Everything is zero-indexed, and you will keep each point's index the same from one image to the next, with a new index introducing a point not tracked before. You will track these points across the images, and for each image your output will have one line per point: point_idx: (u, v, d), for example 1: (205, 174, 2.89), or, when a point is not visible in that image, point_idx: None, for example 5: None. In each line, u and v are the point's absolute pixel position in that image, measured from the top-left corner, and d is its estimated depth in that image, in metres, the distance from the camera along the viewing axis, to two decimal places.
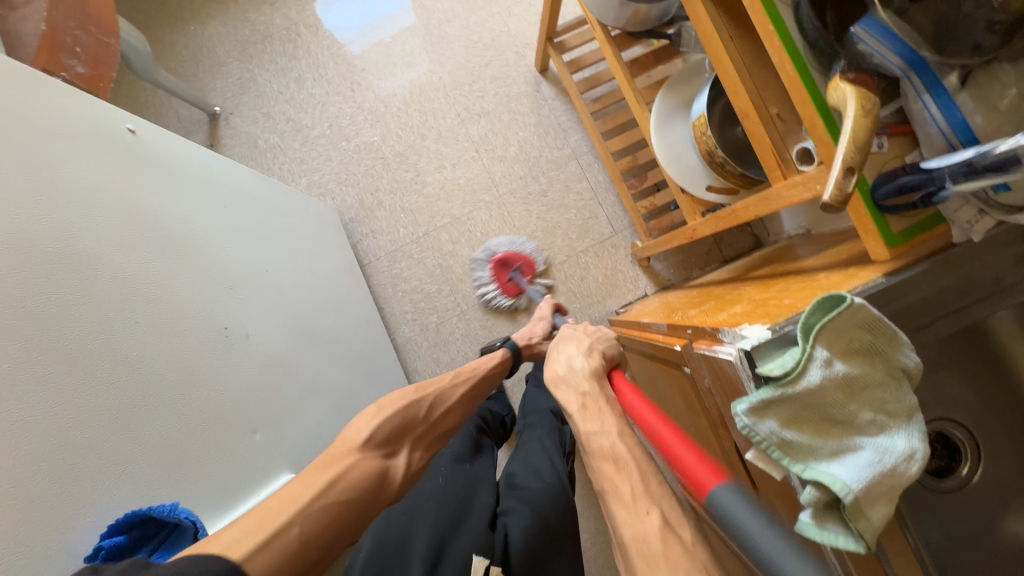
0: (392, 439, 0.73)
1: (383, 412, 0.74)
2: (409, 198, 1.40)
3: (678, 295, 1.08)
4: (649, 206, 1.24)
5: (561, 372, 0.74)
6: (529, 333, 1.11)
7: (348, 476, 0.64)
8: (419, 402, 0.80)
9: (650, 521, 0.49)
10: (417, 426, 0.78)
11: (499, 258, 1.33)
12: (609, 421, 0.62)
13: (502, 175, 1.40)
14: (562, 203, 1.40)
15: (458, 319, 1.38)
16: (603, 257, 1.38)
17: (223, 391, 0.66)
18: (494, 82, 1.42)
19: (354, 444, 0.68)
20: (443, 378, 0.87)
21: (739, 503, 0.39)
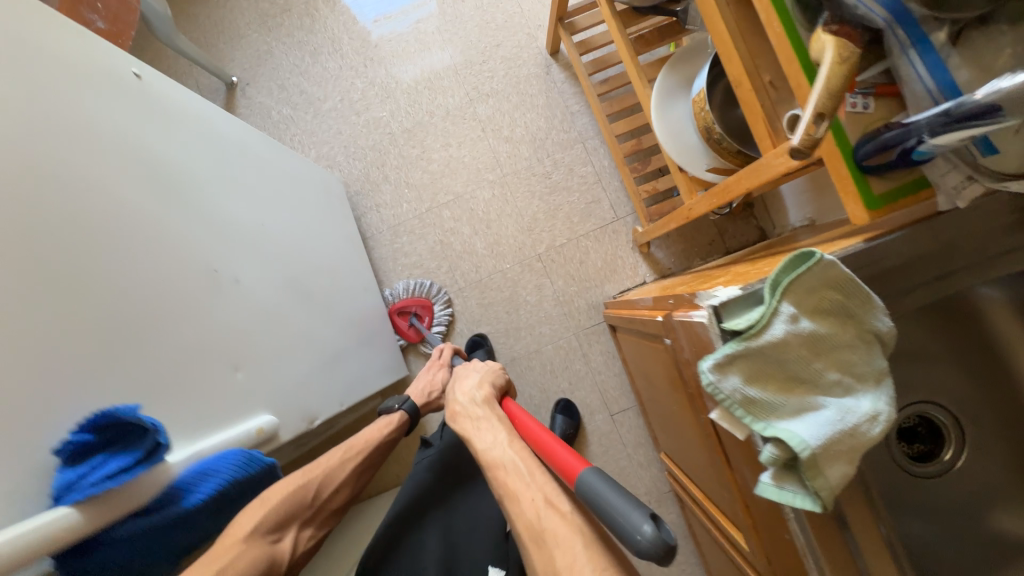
0: (281, 524, 0.73)
1: (263, 504, 0.72)
2: (415, 174, 1.42)
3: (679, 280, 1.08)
4: (651, 191, 1.23)
5: (460, 402, 0.84)
6: (427, 387, 1.03)
7: (235, 569, 0.64)
8: (306, 485, 0.78)
9: (532, 503, 0.59)
10: (307, 509, 0.77)
11: (396, 307, 1.35)
12: (496, 437, 0.72)
13: (507, 156, 1.41)
14: (565, 186, 1.40)
15: (455, 296, 1.39)
16: (603, 242, 1.38)
17: (215, 329, 0.67)
18: (504, 62, 1.43)
19: (240, 532, 0.67)
20: (332, 454, 0.86)
21: (598, 481, 0.51)
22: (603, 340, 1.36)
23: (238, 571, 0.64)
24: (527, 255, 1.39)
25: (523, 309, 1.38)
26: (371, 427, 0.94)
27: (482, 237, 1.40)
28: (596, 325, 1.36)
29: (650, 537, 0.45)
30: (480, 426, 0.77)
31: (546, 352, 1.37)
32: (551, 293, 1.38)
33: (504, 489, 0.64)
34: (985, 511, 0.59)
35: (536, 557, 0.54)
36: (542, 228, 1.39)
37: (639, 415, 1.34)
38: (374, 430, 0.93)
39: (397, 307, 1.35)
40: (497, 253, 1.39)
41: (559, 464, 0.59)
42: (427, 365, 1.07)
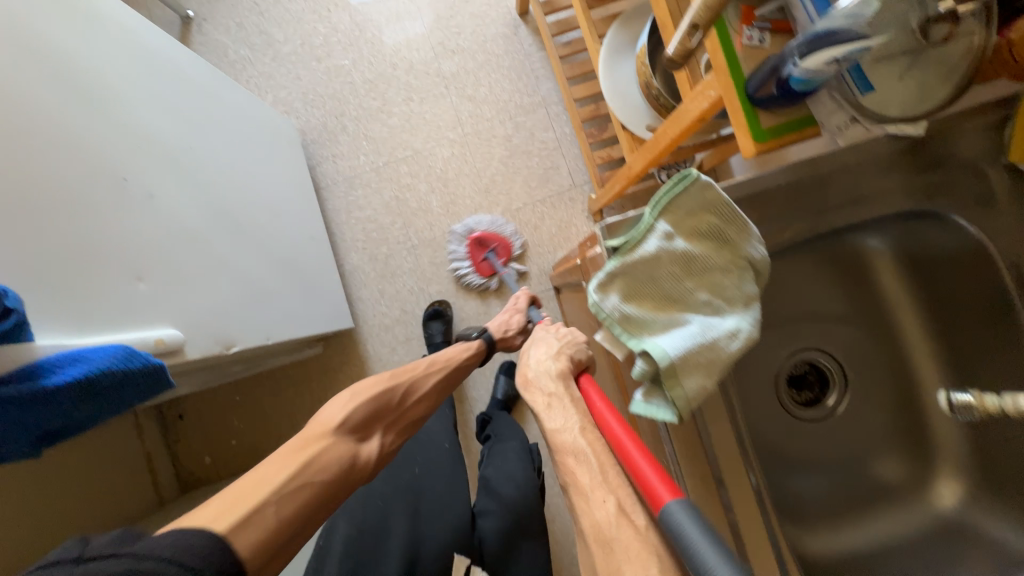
0: (365, 422, 0.75)
1: (355, 398, 0.76)
2: (374, 126, 1.40)
3: None
4: (605, 157, 1.23)
5: (532, 373, 0.72)
6: (502, 325, 1.09)
7: (322, 457, 0.65)
8: (393, 391, 0.82)
9: (605, 509, 0.48)
10: (390, 413, 0.81)
11: (476, 237, 1.33)
12: (571, 419, 0.60)
13: (469, 115, 1.39)
14: (525, 150, 1.39)
15: (408, 253, 1.39)
16: (559, 209, 1.39)
17: (137, 239, 0.66)
18: (473, 20, 1.41)
19: (330, 423, 0.70)
20: (414, 364, 0.91)
21: (685, 518, 0.37)
22: (552, 305, 1.38)
23: (324, 463, 0.65)
24: (482, 216, 1.38)
25: (475, 270, 1.38)
26: (451, 349, 0.99)
27: (439, 195, 1.39)
28: (546, 290, 1.38)
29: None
30: (558, 403, 0.64)
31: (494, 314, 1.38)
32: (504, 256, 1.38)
33: (571, 480, 0.53)
34: (860, 454, 0.62)
35: (601, 564, 0.44)
36: (499, 191, 1.39)
37: None
38: (456, 350, 1.00)
39: (478, 238, 1.34)
40: (452, 212, 1.39)
41: (639, 481, 0.43)
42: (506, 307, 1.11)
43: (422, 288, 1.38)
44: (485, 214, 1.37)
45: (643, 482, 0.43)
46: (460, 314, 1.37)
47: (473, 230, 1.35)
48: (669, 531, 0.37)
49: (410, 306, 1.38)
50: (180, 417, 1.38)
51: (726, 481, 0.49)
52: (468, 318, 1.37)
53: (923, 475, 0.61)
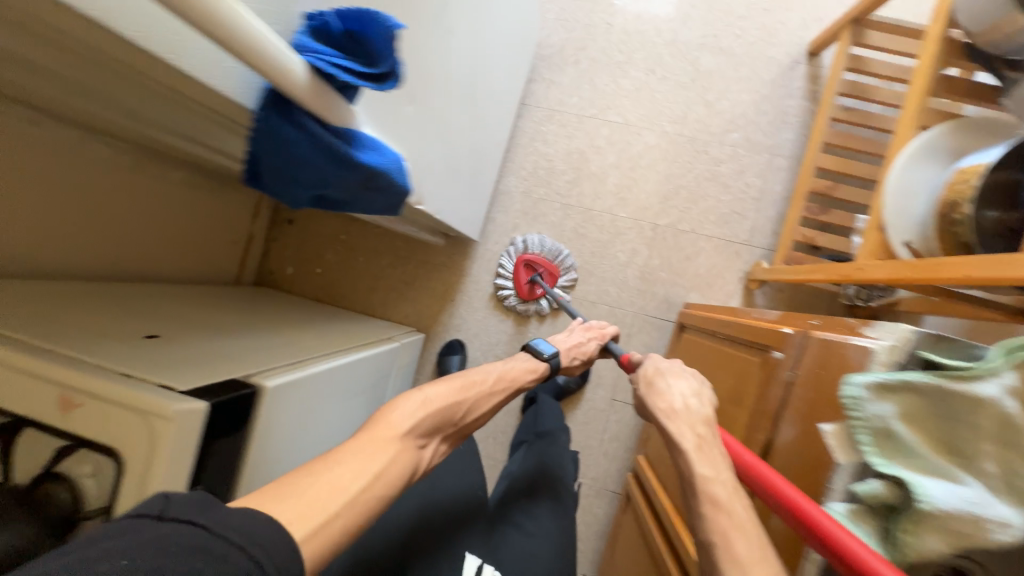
0: (429, 431, 0.65)
1: (423, 404, 0.65)
2: (604, 77, 1.33)
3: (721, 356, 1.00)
4: (807, 238, 1.14)
5: (677, 404, 0.66)
6: (575, 349, 0.97)
7: (392, 467, 0.56)
8: (455, 404, 0.70)
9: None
10: (449, 427, 0.68)
11: (526, 257, 1.30)
12: (722, 472, 0.57)
13: (696, 119, 1.31)
14: (725, 183, 1.30)
15: (560, 208, 1.35)
16: (720, 254, 1.30)
17: (425, 66, 0.64)
18: (759, 32, 1.29)
19: (398, 430, 0.60)
20: (482, 378, 0.77)
21: None
22: (653, 334, 1.32)
23: (389, 477, 0.55)
24: (646, 218, 1.32)
25: (608, 260, 1.33)
26: (516, 366, 0.85)
27: (620, 174, 1.33)
28: (658, 318, 1.32)
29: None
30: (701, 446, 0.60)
31: (597, 309, 1.33)
32: (640, 264, 1.32)
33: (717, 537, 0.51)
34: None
35: None
36: (676, 205, 1.31)
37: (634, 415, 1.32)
38: (523, 371, 0.85)
39: (524, 261, 1.31)
40: (622, 197, 1.33)
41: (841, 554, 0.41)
42: (584, 329, 1.01)
43: (553, 246, 1.34)
44: (536, 235, 1.33)
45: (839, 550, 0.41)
46: (569, 290, 1.34)
47: (524, 250, 1.31)
48: None
49: None
50: (289, 222, 1.44)
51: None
52: (574, 297, 1.34)
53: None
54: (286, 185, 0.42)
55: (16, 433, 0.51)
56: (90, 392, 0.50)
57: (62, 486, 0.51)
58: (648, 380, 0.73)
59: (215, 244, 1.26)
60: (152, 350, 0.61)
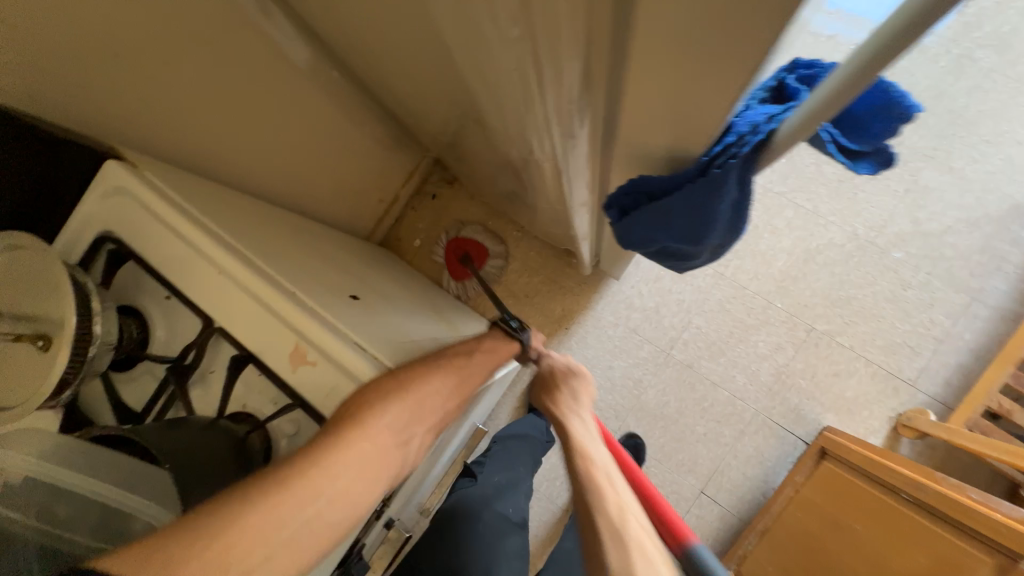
0: (410, 423, 0.48)
1: (403, 394, 0.48)
2: (806, 156, 1.23)
3: (841, 507, 0.87)
4: (1002, 408, 0.98)
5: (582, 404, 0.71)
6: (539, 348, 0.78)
7: (357, 482, 0.43)
8: (440, 397, 0.53)
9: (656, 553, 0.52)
10: (437, 417, 0.52)
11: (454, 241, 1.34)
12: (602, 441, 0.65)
13: (895, 232, 1.18)
14: (906, 310, 1.16)
15: (712, 274, 1.25)
16: (874, 383, 1.16)
17: None
18: (1001, 163, 1.15)
19: (375, 428, 0.45)
20: (460, 360, 0.59)
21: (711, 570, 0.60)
22: (768, 441, 1.19)
23: (358, 497, 0.42)
24: (803, 316, 1.20)
25: (744, 346, 1.22)
26: (490, 359, 0.64)
27: (790, 261, 1.22)
28: (781, 426, 1.19)
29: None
30: (576, 416, 0.68)
31: (716, 392, 1.23)
32: (780, 362, 1.20)
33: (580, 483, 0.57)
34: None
35: None
36: (843, 314, 1.18)
37: (719, 518, 1.20)
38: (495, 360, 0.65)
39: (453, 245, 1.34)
40: (783, 286, 1.21)
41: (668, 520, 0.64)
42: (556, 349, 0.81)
43: (690, 310, 1.25)
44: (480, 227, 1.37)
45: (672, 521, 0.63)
46: (691, 362, 1.24)
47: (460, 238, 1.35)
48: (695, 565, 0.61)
49: (664, 310, 1.26)
50: (432, 197, 1.42)
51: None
52: (693, 371, 1.24)
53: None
54: (651, 229, 0.37)
55: (241, 365, 0.49)
56: (323, 350, 0.48)
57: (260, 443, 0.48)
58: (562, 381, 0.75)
59: (366, 198, 1.26)
60: (361, 314, 0.58)
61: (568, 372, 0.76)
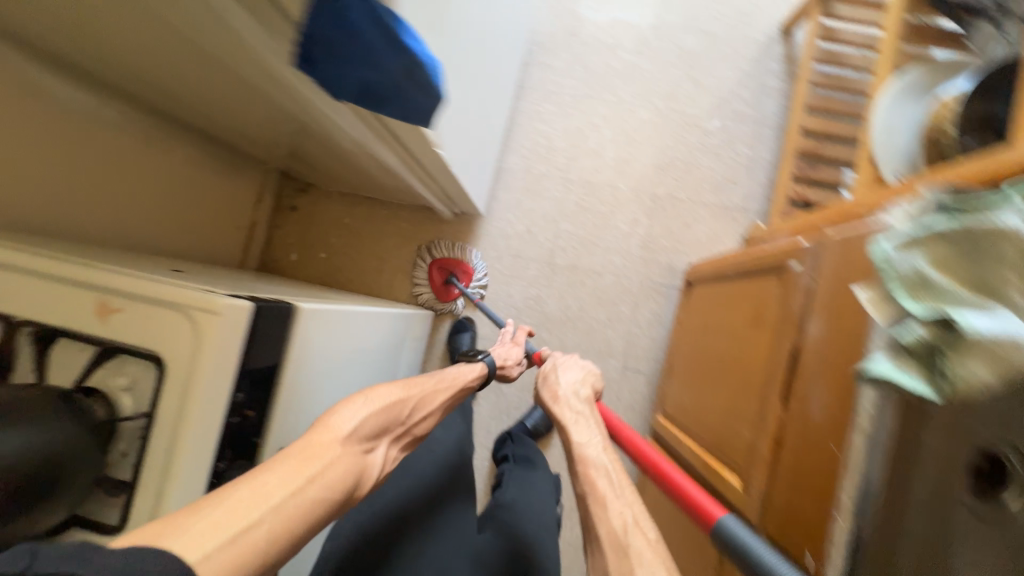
0: (377, 432, 0.63)
1: (369, 403, 0.64)
2: (595, 59, 1.40)
3: (704, 313, 1.02)
4: (799, 195, 1.18)
5: (562, 391, 0.83)
6: (504, 354, 1.03)
7: (331, 470, 0.53)
8: (403, 400, 0.70)
9: (638, 535, 0.56)
10: (398, 427, 0.67)
11: (437, 260, 1.35)
12: (598, 441, 0.71)
13: (684, 95, 1.38)
14: (716, 153, 1.37)
15: (561, 183, 1.38)
16: (716, 221, 1.35)
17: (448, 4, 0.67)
18: (736, 14, 1.39)
19: (339, 432, 0.57)
20: (431, 381, 0.79)
21: (740, 529, 0.56)
22: (659, 302, 1.34)
23: (332, 481, 0.52)
24: (645, 188, 1.37)
25: (610, 232, 1.37)
26: (456, 368, 0.88)
27: (617, 149, 1.38)
28: (663, 285, 1.34)
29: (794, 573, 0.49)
30: (569, 409, 0.79)
31: (603, 280, 1.36)
32: (642, 234, 1.36)
33: (588, 485, 0.64)
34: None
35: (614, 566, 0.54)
36: (673, 175, 1.37)
37: (646, 383, 1.33)
38: (456, 385, 0.84)
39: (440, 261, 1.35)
40: (620, 170, 1.38)
41: (694, 505, 0.62)
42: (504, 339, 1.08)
43: (556, 219, 1.38)
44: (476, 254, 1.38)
45: (697, 507, 0.62)
46: (573, 263, 1.36)
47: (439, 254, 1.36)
48: (725, 538, 0.56)
49: (535, 228, 1.38)
50: (292, 209, 1.44)
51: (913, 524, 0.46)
52: (579, 269, 1.36)
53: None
54: (339, 65, 0.45)
55: (54, 344, 0.51)
56: (123, 294, 0.50)
57: (105, 412, 0.49)
58: (544, 374, 0.89)
59: (220, 227, 1.25)
60: (184, 278, 0.62)
61: (549, 370, 0.89)
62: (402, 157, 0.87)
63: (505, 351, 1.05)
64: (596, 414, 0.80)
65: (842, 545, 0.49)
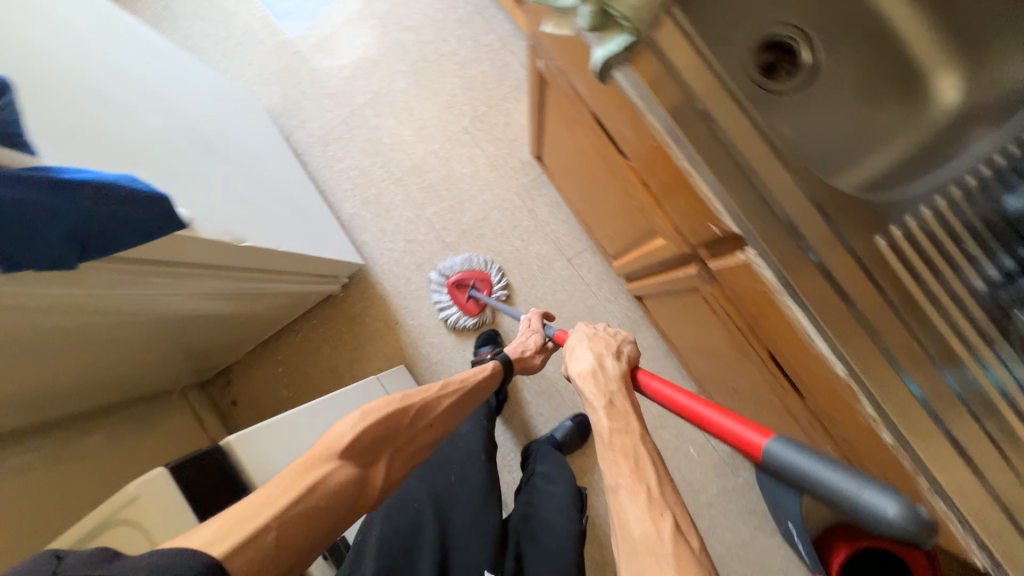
0: (371, 446, 0.69)
1: (364, 418, 0.70)
2: (331, 84, 1.47)
3: (559, 162, 1.07)
4: None
5: (585, 374, 0.70)
6: (520, 346, 1.06)
7: (335, 475, 0.63)
8: (398, 411, 0.74)
9: (662, 523, 0.50)
10: (394, 439, 0.72)
11: (453, 280, 1.34)
12: (631, 422, 0.62)
13: (413, 43, 1.45)
14: (474, 58, 1.43)
15: (395, 186, 1.43)
16: (522, 100, 1.40)
17: (130, 133, 0.70)
18: None
19: (338, 445, 0.65)
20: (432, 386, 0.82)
21: (793, 451, 0.43)
22: (544, 192, 1.38)
23: (338, 485, 0.62)
24: (453, 130, 1.42)
25: (462, 181, 1.41)
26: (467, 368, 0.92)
27: (408, 125, 1.44)
28: (534, 179, 1.39)
29: (897, 515, 0.34)
30: (585, 377, 0.69)
31: (492, 218, 1.39)
32: (484, 160, 1.41)
33: (615, 483, 0.55)
34: (852, 148, 0.66)
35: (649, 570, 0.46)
36: (462, 102, 1.42)
37: (595, 254, 1.36)
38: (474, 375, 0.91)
39: (456, 281, 1.34)
40: (424, 136, 1.43)
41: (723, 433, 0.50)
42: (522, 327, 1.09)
43: (418, 213, 1.41)
44: (458, 255, 1.38)
45: (736, 441, 0.49)
46: (460, 228, 1.40)
47: (449, 274, 1.35)
48: (773, 466, 0.44)
49: (412, 234, 1.41)
50: (234, 402, 1.43)
51: (720, 128, 0.50)
52: (470, 228, 1.40)
53: (899, 131, 0.67)
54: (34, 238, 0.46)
55: None
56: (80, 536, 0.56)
57: None
58: (568, 347, 0.77)
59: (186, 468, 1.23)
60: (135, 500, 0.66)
61: (589, 335, 0.78)
62: (233, 277, 0.89)
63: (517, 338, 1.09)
64: (623, 376, 0.69)
65: (711, 189, 0.51)
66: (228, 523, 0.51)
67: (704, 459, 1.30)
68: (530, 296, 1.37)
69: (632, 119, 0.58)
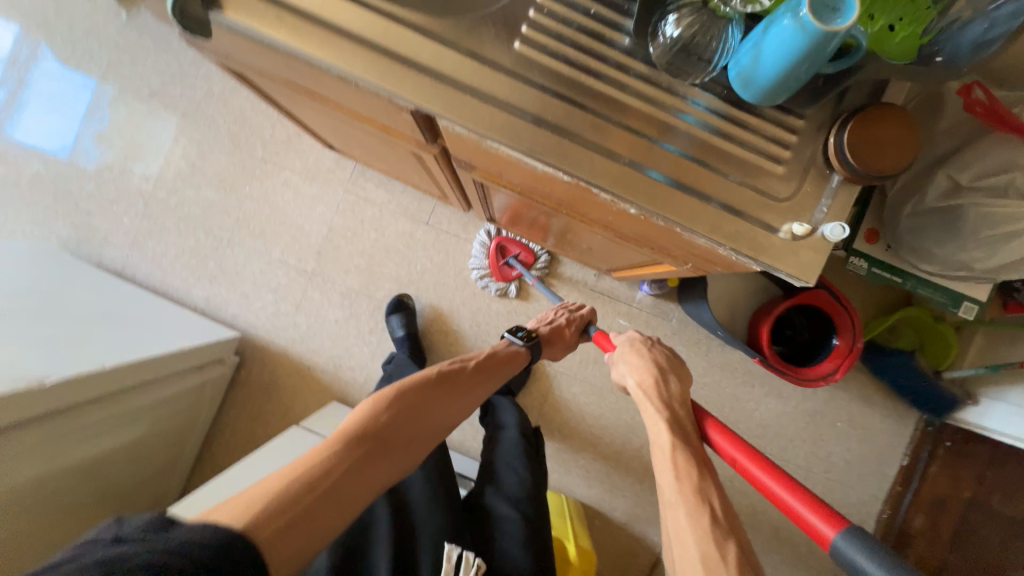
0: (407, 431, 0.72)
1: (402, 399, 0.73)
2: (110, 188, 1.37)
3: (339, 140, 1.04)
4: None
5: (646, 390, 0.73)
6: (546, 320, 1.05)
7: (370, 459, 0.65)
8: (434, 391, 0.78)
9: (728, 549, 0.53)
10: (427, 423, 0.75)
11: (498, 243, 1.31)
12: (694, 441, 0.65)
13: (164, 108, 1.36)
14: (231, 89, 1.36)
15: (231, 247, 1.36)
16: None
17: None
18: (92, 40, 1.37)
19: (376, 426, 0.68)
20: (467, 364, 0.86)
21: (859, 551, 0.45)
22: (368, 175, 1.36)
23: (371, 469, 0.65)
24: (252, 166, 1.36)
25: (290, 208, 1.36)
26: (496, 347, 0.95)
27: (207, 186, 1.36)
28: (352, 169, 1.36)
29: None
30: (653, 390, 0.72)
31: (337, 225, 1.36)
32: (298, 177, 1.36)
33: (673, 507, 0.58)
34: None
35: None
36: (244, 136, 1.36)
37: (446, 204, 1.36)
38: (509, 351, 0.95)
39: (501, 243, 1.31)
40: (229, 187, 1.36)
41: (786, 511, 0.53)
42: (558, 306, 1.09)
43: (267, 260, 1.36)
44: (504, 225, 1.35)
45: (793, 516, 0.52)
46: (314, 251, 1.36)
47: (495, 235, 1.32)
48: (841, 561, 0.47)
49: (273, 282, 1.36)
50: None
51: (338, 24, 0.48)
52: (323, 246, 1.36)
53: None
54: None
55: None
56: None
57: None
58: (628, 348, 0.81)
59: None
60: None
61: (640, 342, 0.82)
62: (57, 424, 0.85)
63: (552, 317, 1.06)
64: (683, 398, 0.71)
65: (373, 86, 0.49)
66: (263, 502, 0.54)
67: (636, 322, 1.36)
68: (412, 273, 1.36)
69: (277, 58, 0.55)
